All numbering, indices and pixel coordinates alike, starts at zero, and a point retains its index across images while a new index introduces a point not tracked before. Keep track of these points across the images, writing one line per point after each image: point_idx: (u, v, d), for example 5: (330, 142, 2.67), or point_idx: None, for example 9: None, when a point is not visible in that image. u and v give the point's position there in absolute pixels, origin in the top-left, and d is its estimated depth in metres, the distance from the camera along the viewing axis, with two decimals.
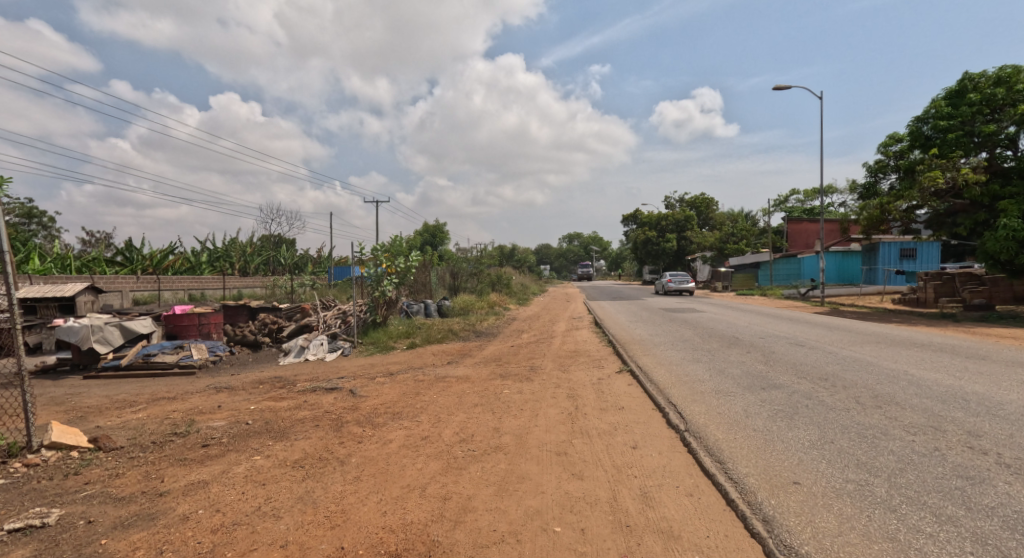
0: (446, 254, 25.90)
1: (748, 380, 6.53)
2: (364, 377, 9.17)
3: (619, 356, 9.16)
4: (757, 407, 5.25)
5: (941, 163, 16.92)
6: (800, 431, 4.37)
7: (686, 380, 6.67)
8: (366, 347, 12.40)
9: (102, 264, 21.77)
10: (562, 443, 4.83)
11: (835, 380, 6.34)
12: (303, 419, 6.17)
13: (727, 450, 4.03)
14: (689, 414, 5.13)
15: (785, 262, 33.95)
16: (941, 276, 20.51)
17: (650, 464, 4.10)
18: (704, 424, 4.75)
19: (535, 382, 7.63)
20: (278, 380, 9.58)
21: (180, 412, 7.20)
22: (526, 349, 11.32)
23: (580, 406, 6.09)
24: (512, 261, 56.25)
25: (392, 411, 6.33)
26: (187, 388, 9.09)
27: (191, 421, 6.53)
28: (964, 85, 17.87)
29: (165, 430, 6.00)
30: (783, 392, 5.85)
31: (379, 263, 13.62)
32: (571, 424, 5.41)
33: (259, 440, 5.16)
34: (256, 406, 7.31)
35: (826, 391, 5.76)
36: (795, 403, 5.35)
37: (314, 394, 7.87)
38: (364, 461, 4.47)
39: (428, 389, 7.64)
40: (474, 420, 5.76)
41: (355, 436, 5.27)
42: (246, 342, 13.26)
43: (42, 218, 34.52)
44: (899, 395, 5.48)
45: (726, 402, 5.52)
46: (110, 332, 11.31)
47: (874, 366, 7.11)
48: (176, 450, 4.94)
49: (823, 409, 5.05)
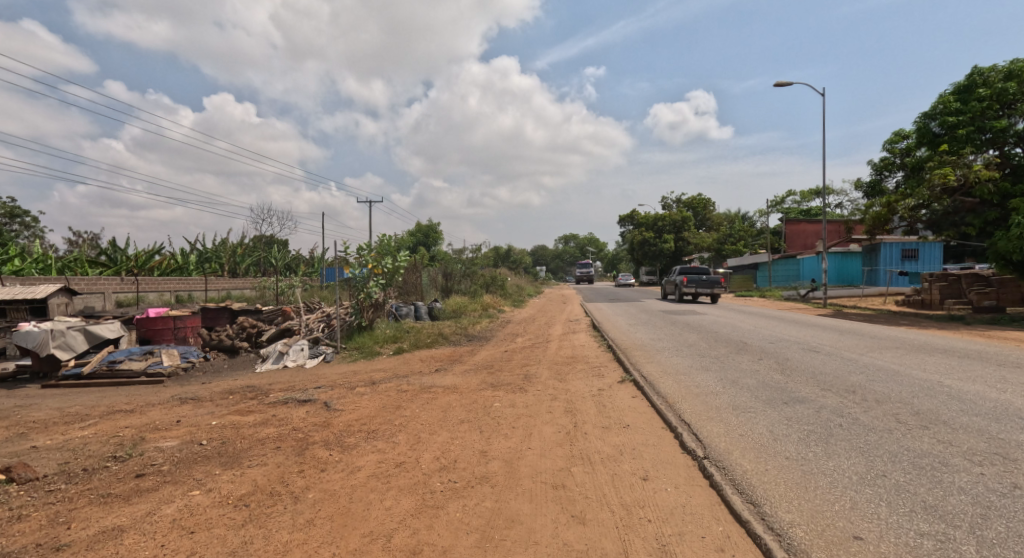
0: (439, 255, 25.12)
1: (767, 393, 5.85)
2: (344, 387, 8.42)
3: (620, 364, 8.43)
4: (784, 427, 4.56)
5: (951, 159, 16.24)
6: (842, 460, 3.66)
7: (698, 393, 5.97)
8: (350, 353, 11.64)
9: (83, 265, 20.95)
10: (559, 473, 4.09)
11: (864, 392, 5.65)
12: (264, 439, 5.44)
13: (761, 486, 3.31)
14: (705, 436, 4.44)
15: (784, 263, 33.38)
16: (947, 277, 20.11)
17: (665, 504, 3.38)
18: (726, 449, 4.06)
19: (529, 393, 6.91)
20: (250, 389, 8.82)
21: (133, 429, 6.47)
22: (521, 355, 10.62)
23: (580, 424, 5.36)
24: (508, 262, 55.59)
25: (367, 429, 5.60)
26: (150, 400, 8.32)
27: (140, 441, 5.80)
28: (972, 80, 17.37)
29: (106, 453, 5.29)
30: (809, 408, 5.14)
31: (365, 264, 12.83)
32: (569, 447, 4.69)
33: (204, 469, 4.40)
34: (217, 422, 6.57)
35: (858, 407, 5.07)
36: (827, 422, 4.63)
37: (285, 408, 7.10)
38: (322, 498, 3.73)
39: (410, 402, 6.88)
40: (459, 441, 5.04)
41: (319, 462, 4.54)
42: (222, 346, 12.47)
43: (25, 218, 33.62)
44: (943, 411, 4.80)
45: (747, 420, 4.81)
46: (73, 337, 10.50)
47: (902, 376, 6.43)
48: (102, 482, 4.19)
49: (862, 430, 4.36)
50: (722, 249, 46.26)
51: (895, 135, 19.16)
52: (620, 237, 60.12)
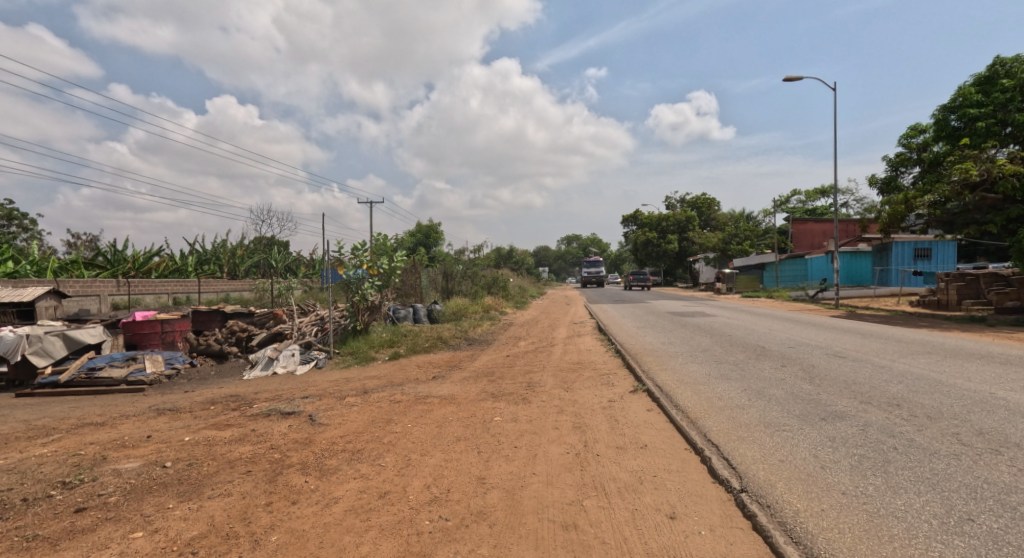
0: (439, 255, 24.51)
1: (799, 407, 5.20)
2: (333, 396, 7.80)
3: (630, 371, 7.81)
4: (829, 451, 3.91)
5: (972, 154, 15.47)
6: (913, 497, 3.02)
7: (723, 407, 5.33)
8: (343, 358, 11.03)
9: (79, 266, 20.45)
10: (569, 508, 3.48)
11: (911, 406, 5.03)
12: (235, 461, 4.83)
13: (822, 536, 2.69)
14: (740, 461, 3.82)
15: (791, 263, 32.88)
16: (964, 277, 19.41)
17: (701, 554, 2.77)
18: (768, 480, 3.43)
19: (533, 405, 6.31)
20: (234, 399, 8.21)
21: (97, 446, 5.89)
22: (523, 360, 10.00)
23: (590, 444, 4.74)
24: (510, 263, 54.87)
25: (352, 449, 4.99)
26: (125, 411, 7.72)
27: (100, 462, 5.22)
28: (995, 71, 16.99)
29: (58, 477, 4.69)
30: (853, 426, 4.51)
31: (360, 264, 12.20)
32: (579, 473, 4.07)
33: (157, 501, 3.79)
34: (190, 438, 5.97)
35: (909, 425, 4.43)
36: (878, 444, 4.00)
37: (267, 421, 6.48)
38: (288, 542, 3.14)
39: (402, 415, 6.24)
40: (454, 464, 4.43)
41: (292, 492, 3.91)
42: (209, 352, 11.79)
43: (23, 221, 33.18)
44: (1012, 431, 4.17)
45: (785, 441, 4.17)
46: (51, 343, 9.91)
47: (948, 386, 5.78)
48: (34, 519, 3.59)
49: (924, 455, 3.72)
50: (727, 250, 42.65)
51: (912, 130, 18.62)
52: (625, 237, 59.57)
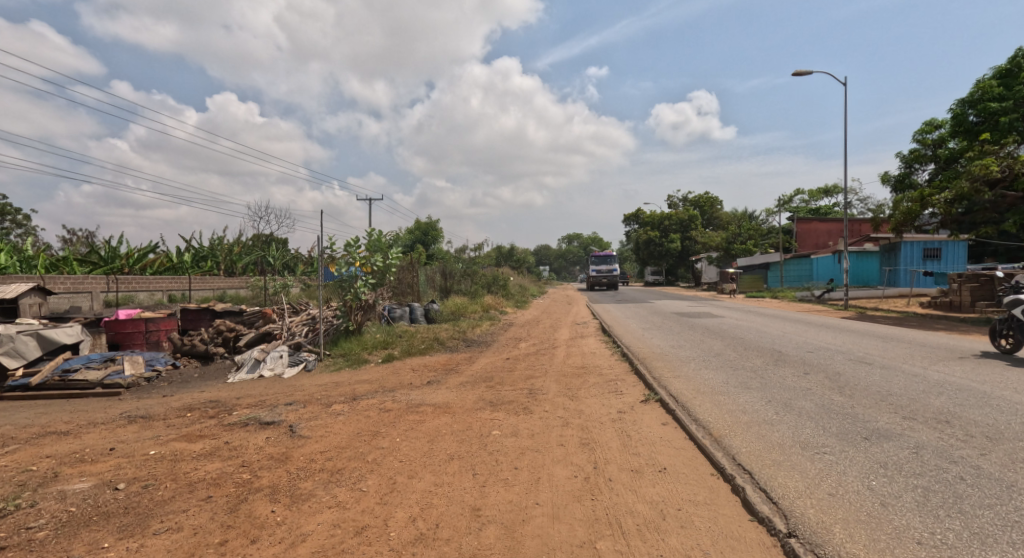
0: (439, 253, 23.96)
1: (835, 424, 4.60)
2: (318, 403, 7.22)
3: (640, 378, 7.23)
4: (885, 482, 3.31)
5: (993, 149, 14.82)
6: (1013, 552, 2.43)
7: (750, 423, 4.74)
8: (334, 360, 10.47)
9: (71, 262, 19.85)
10: (581, 553, 2.89)
11: (963, 424, 4.44)
12: (197, 483, 4.24)
13: None
14: (782, 495, 3.22)
15: (796, 263, 32.22)
16: (978, 277, 18.78)
17: None
18: (821, 522, 2.84)
19: (534, 417, 5.73)
20: (213, 405, 7.63)
21: (52, 460, 5.32)
22: (524, 363, 9.44)
23: (601, 465, 4.16)
24: (511, 261, 54.19)
25: (331, 468, 4.40)
26: (94, 418, 7.15)
27: (48, 481, 4.63)
28: (1015, 64, 16.44)
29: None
30: (904, 448, 3.93)
31: (352, 261, 11.61)
32: (590, 504, 3.48)
33: (93, 538, 3.21)
34: (156, 451, 5.40)
35: (969, 448, 3.85)
36: (942, 473, 3.41)
37: (243, 433, 5.89)
38: None
39: (390, 427, 5.66)
40: (445, 489, 3.85)
41: (254, 525, 3.33)
42: (193, 352, 11.14)
43: (17, 216, 32.53)
44: None
45: (829, 468, 3.59)
46: (24, 343, 9.27)
47: (997, 399, 5.18)
48: None
49: (1002, 490, 3.12)
50: (730, 249, 42.10)
51: (928, 125, 18.06)
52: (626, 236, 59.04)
